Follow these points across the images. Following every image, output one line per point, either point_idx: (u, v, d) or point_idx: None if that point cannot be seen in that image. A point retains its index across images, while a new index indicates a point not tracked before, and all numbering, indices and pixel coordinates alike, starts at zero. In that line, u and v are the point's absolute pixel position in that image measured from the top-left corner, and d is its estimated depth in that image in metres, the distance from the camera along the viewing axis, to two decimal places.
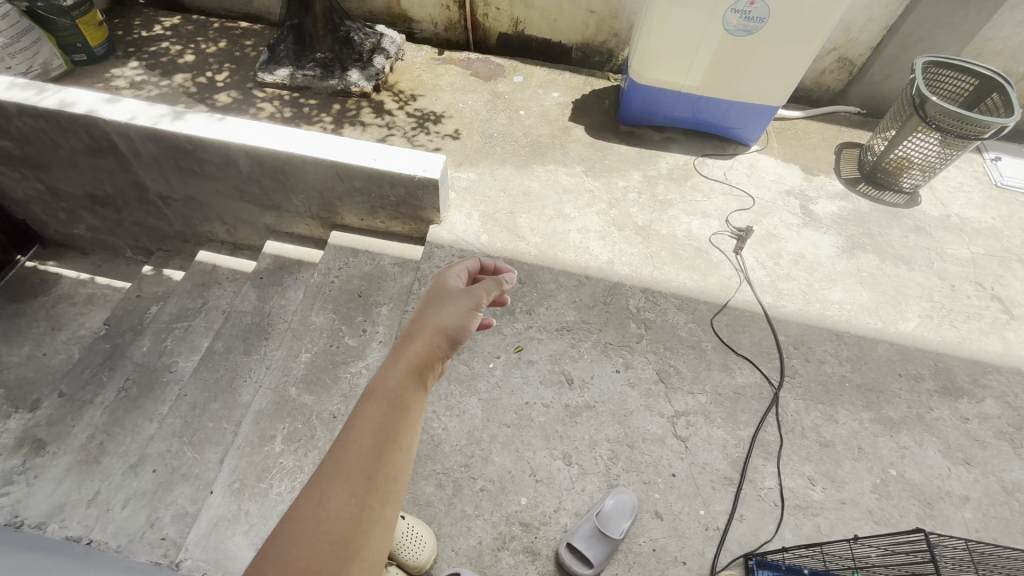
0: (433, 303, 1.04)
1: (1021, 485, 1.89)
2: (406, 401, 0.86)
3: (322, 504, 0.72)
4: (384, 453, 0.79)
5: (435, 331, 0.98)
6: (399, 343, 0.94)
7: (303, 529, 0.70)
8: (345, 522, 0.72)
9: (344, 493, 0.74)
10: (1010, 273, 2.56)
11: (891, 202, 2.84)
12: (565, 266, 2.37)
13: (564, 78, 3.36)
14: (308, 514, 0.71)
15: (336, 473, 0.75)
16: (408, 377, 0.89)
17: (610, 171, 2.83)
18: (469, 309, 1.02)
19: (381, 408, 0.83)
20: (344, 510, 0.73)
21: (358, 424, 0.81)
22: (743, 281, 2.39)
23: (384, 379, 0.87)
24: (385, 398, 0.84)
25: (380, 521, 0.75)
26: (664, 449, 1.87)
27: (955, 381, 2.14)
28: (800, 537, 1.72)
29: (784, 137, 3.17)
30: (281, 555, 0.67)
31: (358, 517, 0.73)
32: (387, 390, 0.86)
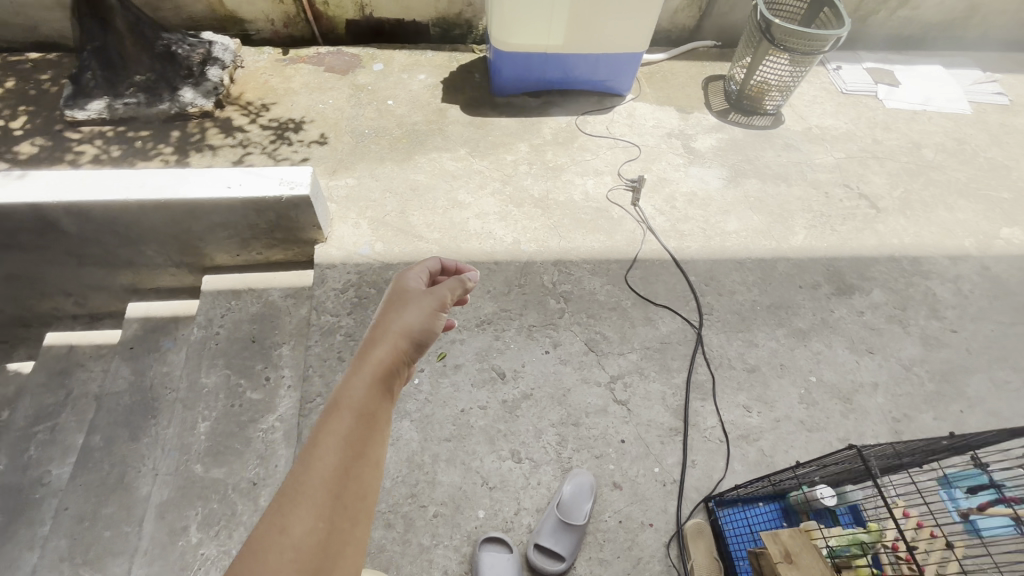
0: (395, 306, 0.98)
1: (915, 359, 2.10)
2: (374, 412, 0.79)
3: (289, 527, 0.64)
4: (353, 468, 0.71)
5: (402, 337, 0.91)
6: (364, 350, 0.86)
7: (269, 560, 0.61)
8: (315, 546, 0.64)
9: (312, 514, 0.65)
10: (869, 170, 2.80)
11: (760, 125, 2.99)
12: (471, 257, 2.25)
13: (427, 58, 3.17)
14: (272, 541, 0.62)
15: (302, 493, 0.66)
16: (376, 384, 0.82)
17: (496, 147, 2.72)
18: (434, 314, 0.98)
19: (348, 419, 0.75)
20: (312, 534, 0.64)
21: (323, 437, 0.72)
22: (646, 231, 2.41)
23: (349, 390, 0.79)
24: (351, 406, 0.77)
25: (350, 542, 0.67)
26: (608, 418, 1.85)
27: (846, 281, 2.32)
28: (748, 465, 1.78)
29: (654, 81, 3.22)
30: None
31: (327, 540, 0.65)
32: (353, 402, 0.78)
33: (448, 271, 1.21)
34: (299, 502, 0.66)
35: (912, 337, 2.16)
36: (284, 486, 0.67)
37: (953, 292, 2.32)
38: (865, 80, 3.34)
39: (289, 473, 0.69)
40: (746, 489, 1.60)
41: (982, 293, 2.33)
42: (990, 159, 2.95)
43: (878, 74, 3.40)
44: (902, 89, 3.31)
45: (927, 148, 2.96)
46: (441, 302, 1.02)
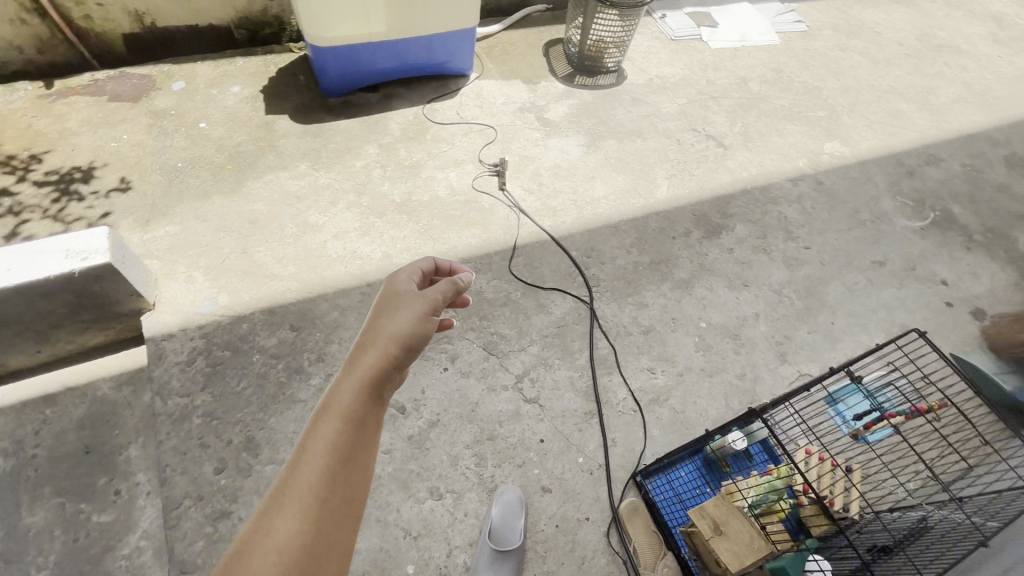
0: (387, 308, 0.89)
1: (783, 281, 2.26)
2: (366, 414, 0.73)
3: (272, 529, 0.59)
4: (341, 471, 0.66)
5: (396, 338, 0.82)
6: (355, 350, 0.80)
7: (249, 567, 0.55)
8: (299, 552, 0.58)
9: (297, 519, 0.60)
10: (710, 111, 2.94)
11: (606, 84, 3.00)
12: (339, 285, 2.00)
13: (237, 66, 2.75)
14: (254, 546, 0.57)
15: (289, 495, 0.61)
16: (368, 386, 0.75)
17: (342, 154, 2.44)
18: (427, 315, 0.89)
19: (337, 421, 0.69)
20: (296, 540, 0.59)
21: (311, 437, 0.67)
22: (519, 215, 2.32)
23: (338, 390, 0.72)
24: (339, 409, 0.71)
25: (337, 551, 0.61)
26: (522, 421, 1.76)
27: (712, 222, 2.42)
28: (663, 427, 1.81)
29: (495, 54, 3.09)
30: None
31: (310, 547, 0.59)
32: (343, 404, 0.71)
33: (444, 271, 1.11)
34: (283, 505, 0.61)
35: (776, 262, 2.32)
36: (272, 487, 0.62)
37: (799, 211, 2.53)
38: (689, 24, 3.50)
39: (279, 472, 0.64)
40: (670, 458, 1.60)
41: (822, 207, 2.57)
42: (803, 83, 3.25)
43: (699, 18, 3.58)
44: (721, 29, 3.51)
45: (752, 81, 3.18)
46: (436, 301, 0.94)
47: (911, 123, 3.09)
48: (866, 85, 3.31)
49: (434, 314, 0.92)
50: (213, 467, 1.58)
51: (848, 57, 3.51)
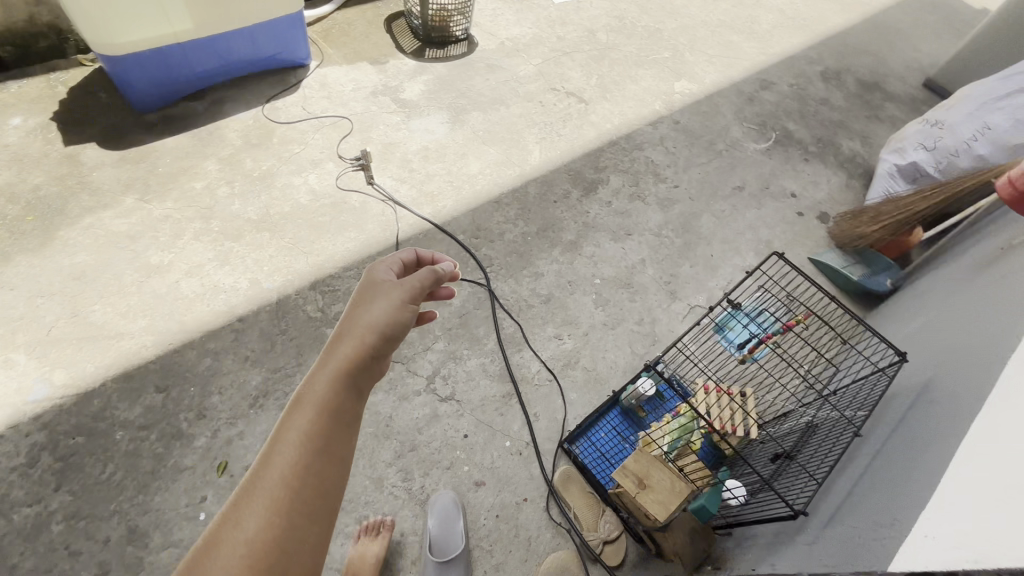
0: (366, 295, 0.84)
1: (661, 223, 2.37)
2: (343, 407, 0.71)
3: (242, 522, 0.60)
4: (313, 464, 0.65)
5: (372, 329, 0.78)
6: (330, 340, 0.76)
7: (217, 557, 0.57)
8: (267, 543, 0.59)
9: (267, 511, 0.61)
10: (565, 67, 2.94)
11: (458, 54, 2.88)
12: (204, 327, 1.76)
13: (13, 93, 2.25)
14: (225, 537, 0.59)
15: (260, 487, 0.62)
16: (344, 378, 0.72)
17: (174, 177, 2.11)
18: (406, 303, 0.84)
19: (309, 414, 0.68)
20: (265, 531, 0.60)
21: (282, 429, 0.66)
22: (395, 208, 2.19)
23: (311, 381, 0.71)
24: (313, 402, 0.69)
25: (308, 545, 0.62)
26: (442, 421, 1.70)
27: (588, 178, 2.46)
28: (580, 389, 1.84)
29: (333, 36, 2.82)
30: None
31: (280, 540, 0.60)
32: (316, 395, 0.70)
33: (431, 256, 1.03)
34: (251, 499, 0.61)
35: (652, 206, 2.42)
36: (244, 480, 0.63)
37: (664, 153, 2.65)
38: None
39: (253, 463, 0.64)
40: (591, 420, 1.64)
41: (682, 145, 2.71)
42: (645, 27, 3.36)
43: None
44: None
45: (600, 32, 3.23)
46: (419, 287, 0.88)
47: (743, 53, 3.34)
48: (700, 22, 3.51)
49: (415, 302, 0.86)
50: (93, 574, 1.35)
51: None
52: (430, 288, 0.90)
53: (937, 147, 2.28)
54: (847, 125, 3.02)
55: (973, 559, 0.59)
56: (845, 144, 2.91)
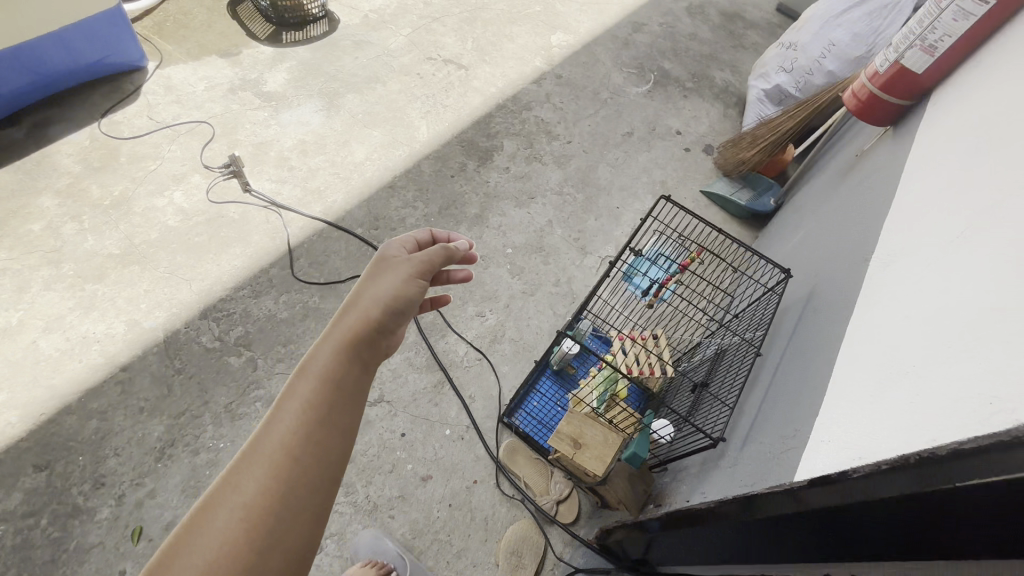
0: (374, 268, 0.82)
1: (561, 181, 2.37)
2: (346, 380, 0.69)
3: (240, 486, 0.60)
4: (314, 433, 0.63)
5: (381, 300, 0.77)
6: (337, 311, 0.75)
7: (213, 521, 0.57)
8: (263, 510, 0.58)
9: (264, 479, 0.60)
10: (438, 34, 2.80)
11: (320, 33, 2.64)
12: (81, 386, 1.55)
13: None
14: (221, 502, 0.58)
15: (258, 452, 0.61)
16: (347, 348, 0.71)
17: (4, 222, 1.80)
18: (416, 276, 0.82)
19: (313, 382, 0.67)
20: (262, 499, 0.59)
21: (284, 399, 0.65)
22: (280, 213, 2.01)
23: (317, 349, 0.70)
24: (317, 370, 0.68)
25: (304, 516, 0.60)
26: (375, 425, 1.63)
27: (482, 147, 2.39)
28: (510, 361, 1.84)
29: (168, 31, 2.48)
30: (184, 554, 0.55)
31: (276, 508, 0.59)
32: (320, 364, 0.69)
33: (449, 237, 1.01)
34: (250, 464, 0.61)
35: (550, 164, 2.42)
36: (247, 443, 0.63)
37: (552, 110, 2.64)
38: None
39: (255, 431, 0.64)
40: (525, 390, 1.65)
41: (569, 99, 2.71)
42: None
43: None
44: None
45: None
46: (432, 260, 0.86)
47: None
48: None
49: (429, 276, 0.85)
50: None
51: None
52: (444, 262, 0.88)
53: (795, 68, 2.45)
54: (717, 57, 3.16)
55: (858, 456, 0.65)
56: (717, 76, 3.04)
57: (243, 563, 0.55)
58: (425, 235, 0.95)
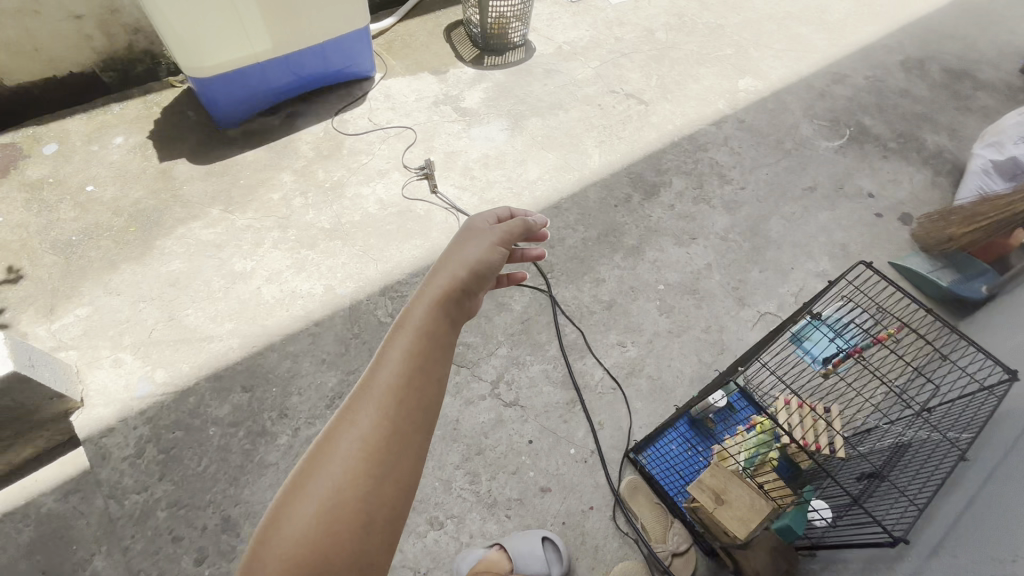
0: (458, 240, 0.86)
1: (727, 227, 2.29)
2: (442, 332, 0.71)
3: (355, 422, 0.61)
4: (417, 378, 0.65)
5: (468, 263, 0.80)
6: (428, 272, 0.77)
7: (335, 451, 0.59)
8: (378, 444, 0.60)
9: (376, 416, 0.61)
10: (624, 69, 2.90)
11: (516, 60, 2.90)
12: (284, 331, 1.87)
13: (114, 114, 2.45)
14: (338, 437, 0.60)
15: (369, 393, 0.63)
16: (441, 304, 0.73)
17: (255, 188, 2.24)
18: (498, 247, 0.86)
19: (413, 333, 0.68)
20: (377, 434, 0.60)
21: (386, 348, 0.67)
22: (458, 215, 2.23)
23: (414, 305, 0.72)
24: (414, 322, 0.70)
25: (412, 452, 0.61)
26: (507, 426, 1.72)
27: (650, 182, 2.41)
28: (644, 398, 1.81)
29: (395, 49, 2.90)
30: (310, 482, 0.57)
31: (390, 441, 0.60)
32: (416, 318, 0.70)
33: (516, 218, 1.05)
34: (363, 401, 0.62)
35: (718, 209, 2.35)
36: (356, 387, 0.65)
37: (729, 154, 2.57)
38: None
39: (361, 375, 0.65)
40: (659, 432, 1.60)
41: (748, 145, 2.61)
42: (706, 24, 3.25)
43: None
44: None
45: (658, 31, 3.16)
46: (512, 233, 0.90)
47: (812, 46, 3.18)
48: (765, 15, 3.37)
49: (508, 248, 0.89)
50: (192, 560, 1.46)
51: None
52: (522, 237, 0.91)
53: None
54: (932, 118, 2.81)
55: None
56: (929, 139, 2.71)
57: (365, 489, 0.57)
58: (504, 212, 0.99)
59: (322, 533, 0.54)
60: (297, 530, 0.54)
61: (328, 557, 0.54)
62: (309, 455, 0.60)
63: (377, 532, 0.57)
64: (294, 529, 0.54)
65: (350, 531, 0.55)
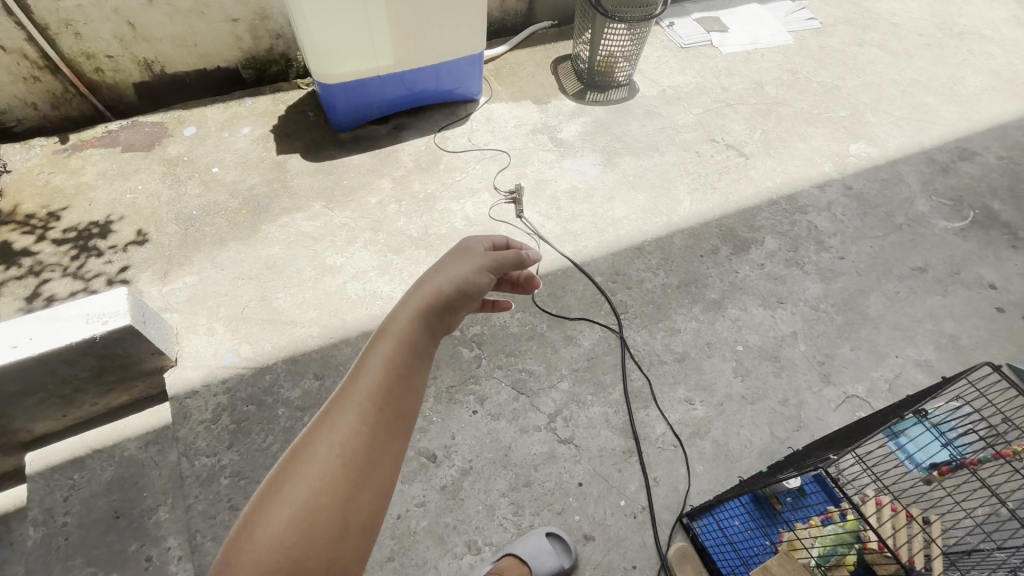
0: (446, 253, 0.84)
1: (820, 297, 2.16)
2: (424, 341, 0.69)
3: (332, 427, 0.58)
4: (397, 385, 0.63)
5: (457, 276, 0.78)
6: (414, 282, 0.76)
7: (313, 456, 0.56)
8: (354, 451, 0.57)
9: (354, 421, 0.59)
10: (728, 119, 2.84)
11: (618, 99, 2.93)
12: (361, 328, 1.95)
13: (246, 107, 2.71)
14: (317, 443, 0.57)
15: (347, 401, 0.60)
16: (425, 313, 0.72)
17: (356, 190, 2.38)
18: (489, 262, 0.85)
19: (396, 339, 0.67)
20: (354, 441, 0.58)
21: (369, 354, 0.65)
22: (539, 242, 2.25)
23: (399, 312, 0.70)
24: (397, 330, 0.68)
25: (388, 460, 0.59)
26: (559, 463, 1.68)
27: (740, 237, 2.32)
28: (707, 463, 1.71)
29: (502, 75, 3.02)
30: (285, 489, 0.54)
31: (367, 449, 0.58)
32: (401, 325, 0.69)
33: None
34: (342, 406, 0.60)
35: (811, 276, 2.22)
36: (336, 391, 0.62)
37: (831, 220, 2.43)
38: (698, 31, 3.39)
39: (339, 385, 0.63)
40: (720, 502, 1.51)
41: (853, 213, 2.46)
42: (821, 83, 3.13)
43: (708, 22, 3.47)
44: (732, 33, 3.41)
45: (769, 85, 3.08)
46: (502, 259, 0.87)
47: (939, 118, 2.97)
48: (888, 80, 3.19)
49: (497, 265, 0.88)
50: None
51: (867, 52, 3.39)
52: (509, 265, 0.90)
53: None
54: None
55: None
56: None
57: (341, 496, 0.55)
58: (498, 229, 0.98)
59: (295, 539, 0.51)
60: (269, 536, 0.51)
61: (301, 563, 0.51)
62: (285, 460, 0.57)
63: (352, 540, 0.54)
64: (268, 533, 0.51)
65: (324, 537, 0.52)
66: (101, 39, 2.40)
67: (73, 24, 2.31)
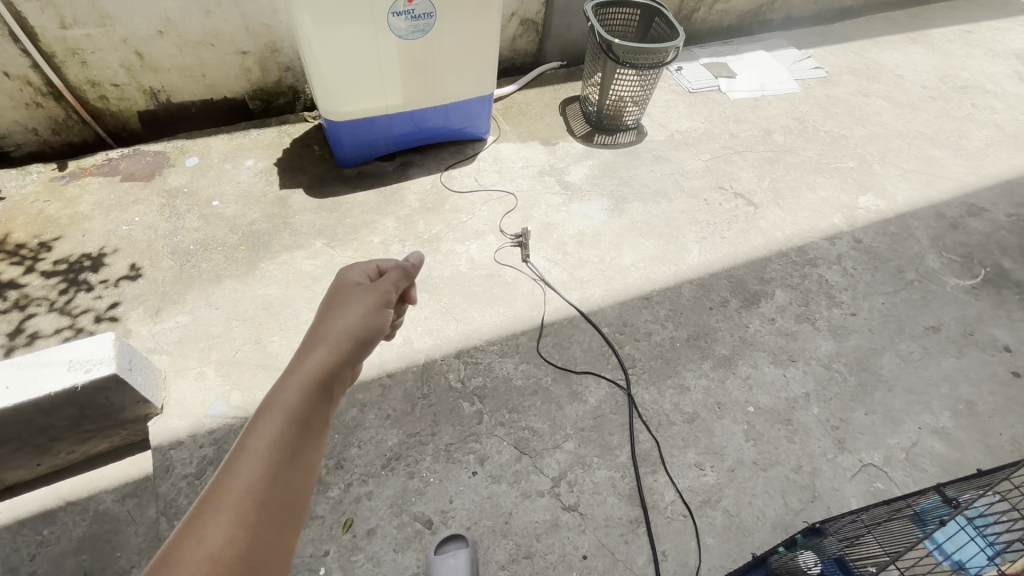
0: (332, 313, 0.91)
1: (832, 355, 2.09)
2: (311, 415, 0.74)
3: (206, 533, 0.59)
4: (281, 470, 0.67)
5: (345, 339, 0.86)
6: (299, 353, 0.81)
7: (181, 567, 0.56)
8: (233, 553, 0.59)
9: (232, 521, 0.61)
10: (736, 167, 2.83)
11: (626, 142, 2.92)
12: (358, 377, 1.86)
13: (251, 138, 2.67)
14: (184, 554, 0.57)
15: (220, 502, 0.62)
16: (311, 387, 0.76)
17: (359, 228, 2.33)
18: (376, 315, 0.93)
19: (279, 421, 0.70)
20: (231, 544, 0.59)
21: (248, 443, 0.67)
22: (545, 289, 2.19)
23: (283, 391, 0.74)
24: (280, 411, 0.71)
25: (273, 552, 0.62)
26: (562, 533, 1.58)
27: (750, 289, 2.27)
28: (718, 536, 1.62)
29: (511, 114, 3.01)
30: None
31: (249, 547, 0.60)
32: (285, 405, 0.72)
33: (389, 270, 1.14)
34: (219, 507, 0.61)
35: (823, 333, 2.16)
36: (209, 489, 0.63)
37: (842, 274, 2.38)
38: (706, 76, 3.41)
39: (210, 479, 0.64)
40: None
41: (864, 268, 2.42)
42: (829, 132, 3.14)
43: (716, 68, 3.50)
44: (739, 79, 3.43)
45: (777, 132, 3.08)
46: (386, 302, 0.98)
47: (946, 172, 2.96)
48: (894, 132, 3.21)
49: (385, 313, 0.96)
50: None
51: (872, 103, 3.41)
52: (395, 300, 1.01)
53: None
54: None
55: None
56: None
57: None
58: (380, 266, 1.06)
59: None
60: None
61: None
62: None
63: None
64: None
65: None
66: (108, 68, 2.37)
67: (80, 53, 2.29)
